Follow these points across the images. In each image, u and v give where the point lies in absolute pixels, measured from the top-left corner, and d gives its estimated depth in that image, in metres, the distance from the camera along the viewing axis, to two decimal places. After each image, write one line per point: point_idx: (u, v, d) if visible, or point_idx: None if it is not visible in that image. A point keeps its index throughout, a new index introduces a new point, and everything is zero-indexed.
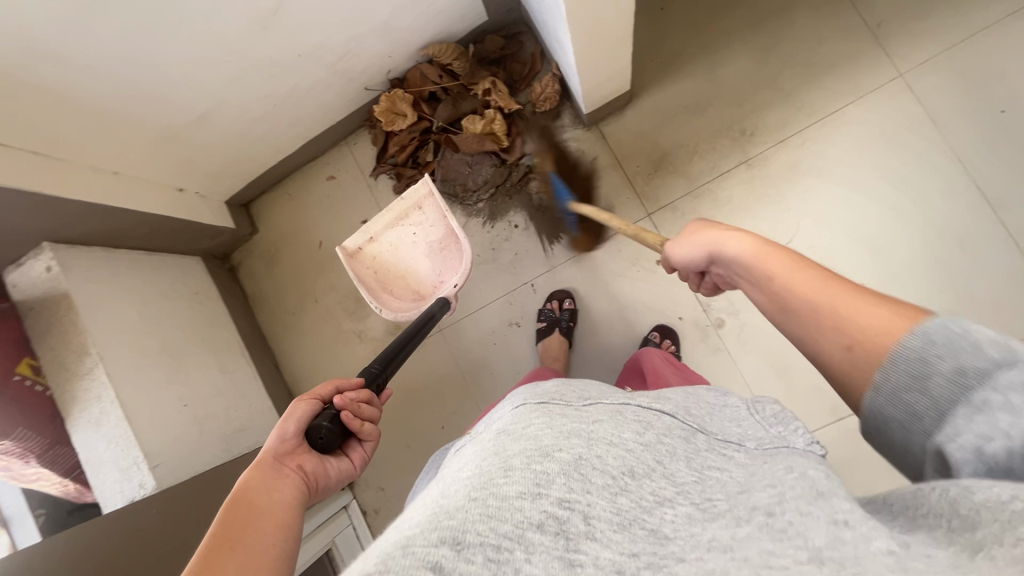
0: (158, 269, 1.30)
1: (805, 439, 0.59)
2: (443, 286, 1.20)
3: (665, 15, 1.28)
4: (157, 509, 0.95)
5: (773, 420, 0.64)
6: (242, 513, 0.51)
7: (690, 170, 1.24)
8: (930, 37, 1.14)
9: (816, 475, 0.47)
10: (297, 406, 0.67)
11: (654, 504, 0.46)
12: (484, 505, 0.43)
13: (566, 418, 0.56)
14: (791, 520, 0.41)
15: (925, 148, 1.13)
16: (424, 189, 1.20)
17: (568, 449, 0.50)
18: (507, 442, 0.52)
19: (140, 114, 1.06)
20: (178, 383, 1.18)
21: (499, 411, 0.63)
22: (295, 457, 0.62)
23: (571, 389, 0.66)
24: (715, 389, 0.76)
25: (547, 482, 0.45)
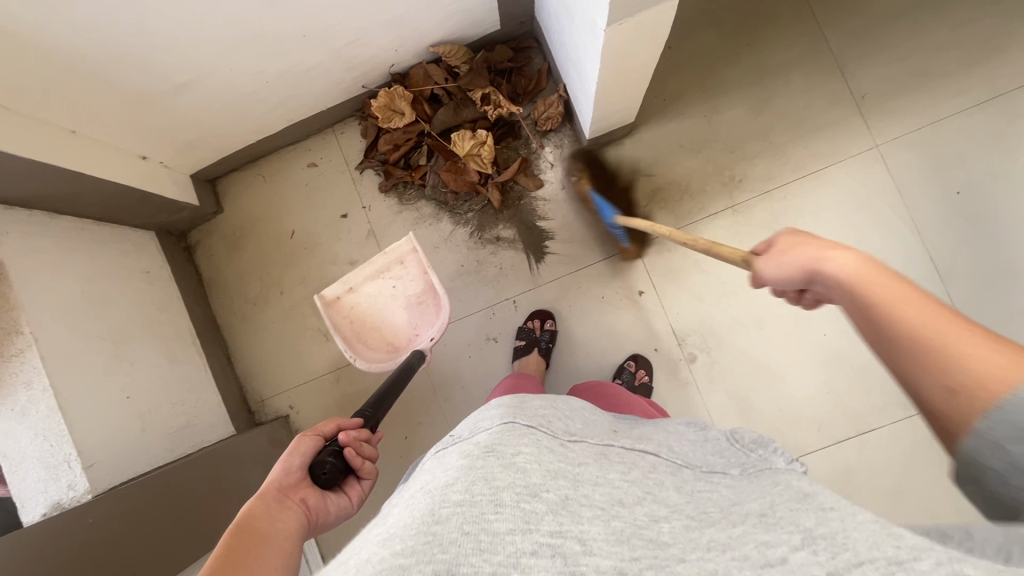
0: (106, 242, 1.17)
1: (786, 458, 0.62)
2: (419, 338, 1.22)
3: (672, 54, 1.31)
4: (95, 518, 0.85)
5: (752, 443, 0.67)
6: (247, 541, 0.53)
7: (679, 208, 1.28)
8: (906, 116, 1.24)
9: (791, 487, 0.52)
10: (302, 441, 0.68)
11: (647, 522, 0.44)
12: (476, 539, 0.39)
13: (554, 451, 0.52)
14: (782, 515, 0.44)
15: (891, 216, 1.23)
16: (407, 244, 1.20)
17: (555, 490, 0.46)
18: (494, 467, 0.47)
19: (114, 73, 0.95)
20: (122, 373, 1.06)
21: (481, 422, 0.58)
22: (299, 491, 0.63)
23: (558, 413, 0.62)
24: (693, 421, 0.78)
25: (535, 519, 0.42)
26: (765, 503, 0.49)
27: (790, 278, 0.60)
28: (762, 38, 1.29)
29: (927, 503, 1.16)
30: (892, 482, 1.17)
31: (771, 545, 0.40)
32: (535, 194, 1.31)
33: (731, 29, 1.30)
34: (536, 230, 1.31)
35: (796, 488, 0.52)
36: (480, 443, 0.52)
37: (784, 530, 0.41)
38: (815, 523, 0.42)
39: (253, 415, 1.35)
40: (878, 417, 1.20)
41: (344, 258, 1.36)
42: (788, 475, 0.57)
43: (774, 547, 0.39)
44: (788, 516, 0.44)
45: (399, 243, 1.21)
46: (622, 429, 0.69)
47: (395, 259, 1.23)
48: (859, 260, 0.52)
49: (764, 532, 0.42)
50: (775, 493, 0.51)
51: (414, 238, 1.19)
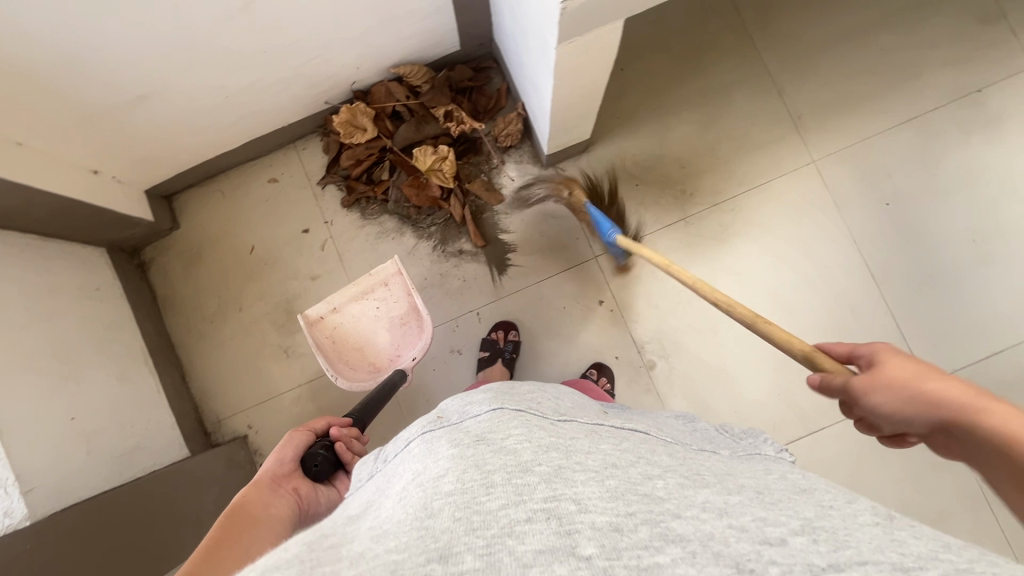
0: (52, 258, 1.13)
1: (775, 449, 0.70)
2: (401, 360, 1.23)
3: (625, 75, 1.38)
4: (34, 544, 0.79)
5: (743, 435, 0.75)
6: (243, 517, 0.61)
7: (635, 220, 1.33)
8: (838, 133, 1.34)
9: (795, 477, 0.58)
10: (294, 436, 0.77)
11: (641, 481, 0.48)
12: (468, 520, 0.41)
13: (545, 431, 0.55)
14: (780, 499, 0.49)
15: (829, 225, 1.31)
16: (392, 266, 1.21)
17: (547, 463, 0.49)
18: (485, 454, 0.50)
19: (65, 84, 0.94)
20: (67, 394, 1.02)
21: (468, 408, 0.61)
22: (292, 481, 0.71)
23: (545, 401, 0.65)
24: (679, 413, 0.82)
25: (528, 490, 0.44)
26: (760, 484, 0.53)
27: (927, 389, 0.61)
28: (707, 61, 1.37)
29: (874, 496, 1.22)
30: (842, 478, 1.23)
31: (771, 524, 0.42)
32: (496, 208, 1.35)
33: (679, 52, 1.38)
34: (499, 244, 1.34)
35: (795, 480, 0.57)
36: (471, 433, 0.55)
37: (783, 514, 0.44)
38: (815, 513, 0.45)
39: (210, 437, 1.31)
40: (826, 416, 1.25)
41: (306, 272, 1.35)
42: (779, 463, 0.65)
43: (773, 526, 0.42)
44: (785, 500, 0.48)
45: (385, 265, 1.21)
46: (612, 413, 0.73)
47: (379, 280, 1.23)
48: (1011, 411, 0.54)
49: (761, 508, 0.46)
50: (775, 483, 0.55)
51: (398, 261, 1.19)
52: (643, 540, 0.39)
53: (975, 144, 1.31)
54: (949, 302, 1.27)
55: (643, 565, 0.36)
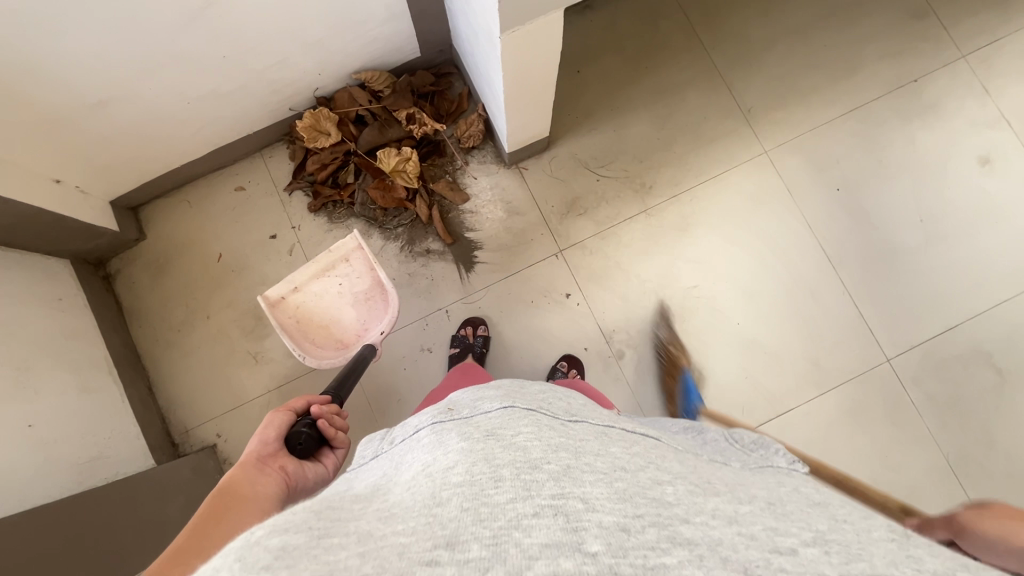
0: (13, 268, 1.12)
1: (787, 460, 0.65)
2: (368, 334, 1.23)
3: (582, 77, 1.43)
4: None
5: (754, 445, 0.69)
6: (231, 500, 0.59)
7: (598, 214, 1.36)
8: (787, 124, 1.40)
9: (808, 491, 0.52)
10: (275, 416, 0.74)
11: (649, 484, 0.44)
12: (475, 512, 0.39)
13: (554, 429, 0.52)
14: (792, 510, 0.44)
15: (784, 212, 1.36)
16: (351, 242, 1.21)
17: (556, 461, 0.45)
18: (494, 447, 0.47)
19: (27, 92, 0.96)
20: (26, 401, 1.00)
21: (479, 403, 0.58)
22: (277, 460, 0.69)
23: (555, 399, 0.62)
24: (685, 424, 0.79)
25: (537, 486, 0.42)
26: (772, 495, 0.49)
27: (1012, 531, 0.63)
28: (659, 62, 1.44)
29: (845, 474, 1.23)
30: (812, 459, 1.24)
31: (780, 533, 0.39)
32: (462, 207, 1.37)
33: (632, 54, 1.44)
34: (465, 242, 1.36)
35: (806, 492, 0.52)
36: (481, 427, 0.52)
37: (795, 525, 0.41)
38: (827, 526, 0.41)
39: (177, 447, 1.29)
40: (792, 397, 1.27)
41: (274, 278, 1.36)
42: (791, 477, 0.60)
43: (784, 536, 0.39)
44: (798, 513, 0.44)
45: (342, 241, 1.23)
46: (627, 419, 0.69)
47: (340, 257, 1.23)
48: None
49: (772, 518, 0.42)
50: (787, 494, 0.50)
51: (358, 236, 1.20)
52: (650, 541, 0.36)
53: (916, 131, 1.38)
54: (902, 282, 1.32)
55: (650, 565, 0.34)
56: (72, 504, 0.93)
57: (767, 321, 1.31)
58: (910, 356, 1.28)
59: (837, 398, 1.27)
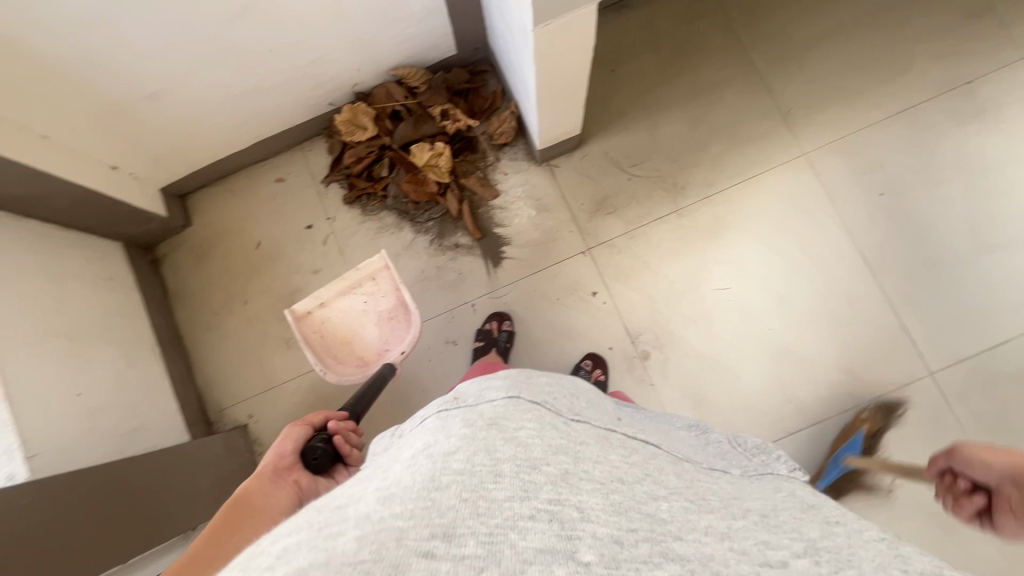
0: (71, 247, 1.20)
1: (788, 468, 0.67)
2: (388, 354, 1.25)
3: (616, 76, 1.43)
4: (29, 502, 0.80)
5: (757, 450, 0.71)
6: (241, 510, 0.63)
7: (627, 213, 1.35)
8: (828, 126, 1.36)
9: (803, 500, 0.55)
10: (294, 430, 0.77)
11: (644, 500, 0.44)
12: (474, 504, 0.38)
13: (556, 428, 0.51)
14: (784, 522, 0.46)
15: (823, 216, 1.31)
16: (380, 262, 1.24)
17: (556, 464, 0.45)
18: (496, 439, 0.46)
19: (89, 81, 1.03)
20: (76, 371, 1.07)
21: (484, 392, 0.56)
22: (292, 473, 0.72)
23: (559, 392, 0.61)
24: (691, 421, 0.80)
25: (534, 487, 0.41)
26: (766, 506, 0.50)
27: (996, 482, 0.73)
28: (695, 61, 1.42)
29: (881, 492, 1.17)
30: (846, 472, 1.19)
31: (771, 546, 0.41)
32: (492, 203, 1.39)
33: (668, 54, 1.43)
34: (493, 237, 1.37)
35: (801, 497, 0.56)
36: (483, 415, 0.50)
37: (787, 535, 0.43)
38: (819, 533, 0.44)
39: (211, 425, 1.34)
40: (825, 408, 1.23)
41: (309, 267, 1.40)
42: (790, 484, 0.61)
43: (775, 548, 0.40)
44: (791, 523, 0.46)
45: (371, 259, 1.24)
46: (625, 416, 0.68)
47: (367, 275, 1.25)
48: None
49: (765, 531, 0.44)
50: (782, 502, 0.53)
51: (387, 257, 1.23)
52: (642, 555, 0.37)
53: (967, 134, 1.32)
54: (948, 292, 1.25)
55: None
56: (119, 470, 0.98)
57: (801, 327, 1.27)
58: (955, 370, 1.22)
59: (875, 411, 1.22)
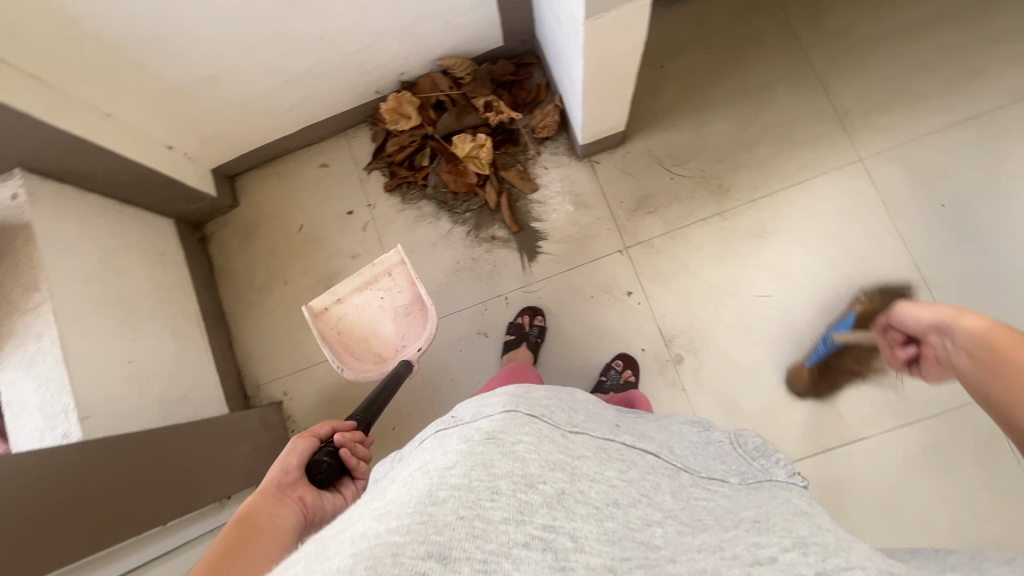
0: (127, 221, 1.26)
1: (786, 472, 0.65)
2: (405, 349, 1.25)
3: (664, 73, 1.39)
4: (82, 459, 0.85)
5: (755, 453, 0.69)
6: (244, 534, 0.56)
7: (668, 213, 1.33)
8: (887, 130, 1.29)
9: (800, 501, 0.57)
10: (298, 442, 0.71)
11: (640, 526, 0.46)
12: (471, 524, 0.41)
13: (554, 441, 0.52)
14: (776, 522, 0.50)
15: (876, 226, 1.25)
16: (396, 257, 1.25)
17: (553, 483, 0.47)
18: (494, 454, 0.47)
19: (151, 63, 1.07)
20: (127, 339, 1.12)
21: (482, 407, 0.56)
22: (297, 489, 0.66)
23: (559, 401, 0.61)
24: (692, 418, 0.79)
25: (530, 511, 0.43)
26: (759, 513, 0.52)
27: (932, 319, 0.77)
28: (748, 59, 1.37)
29: (922, 518, 1.12)
30: (884, 494, 1.14)
31: (761, 544, 0.45)
32: (530, 197, 1.38)
33: (719, 51, 1.39)
34: (530, 232, 1.37)
35: (796, 504, 0.56)
36: (480, 431, 0.51)
37: (777, 534, 0.47)
38: (809, 531, 0.48)
39: (248, 400, 1.39)
40: (867, 426, 1.18)
41: (347, 252, 1.43)
42: (789, 493, 0.59)
43: (766, 545, 0.45)
44: (782, 523, 0.50)
45: (387, 254, 1.25)
46: (624, 424, 0.67)
47: (383, 270, 1.26)
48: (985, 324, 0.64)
49: (757, 533, 0.47)
50: (778, 505, 0.55)
51: (402, 252, 1.24)
52: None
53: None
54: (1011, 313, 1.17)
55: None
56: (163, 437, 1.02)
57: None
58: None
59: (920, 432, 1.16)
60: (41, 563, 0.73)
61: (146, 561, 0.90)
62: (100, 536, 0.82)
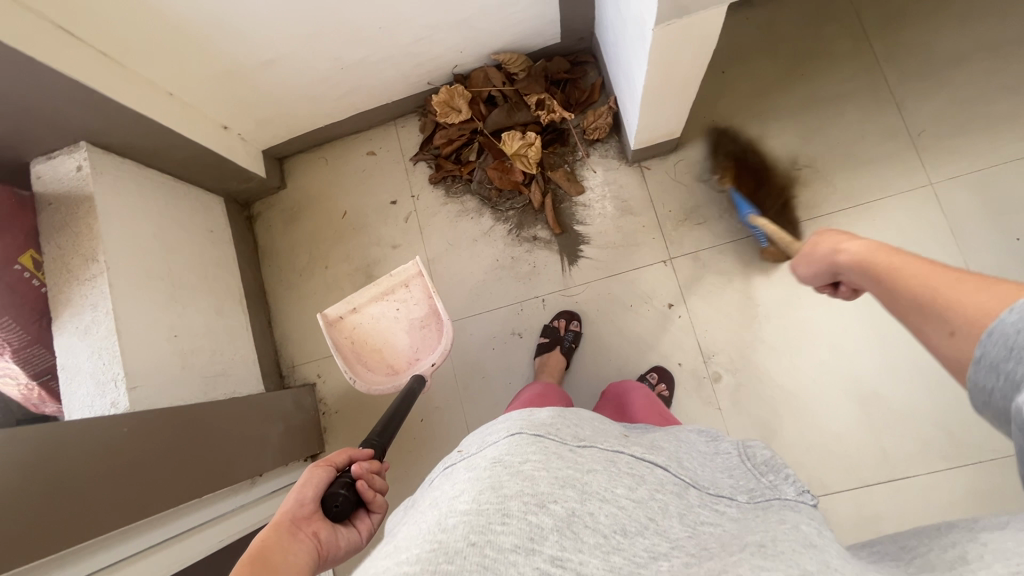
0: (181, 197, 1.29)
1: (795, 491, 0.57)
2: (418, 363, 1.24)
3: (725, 79, 1.34)
4: (129, 428, 0.89)
5: (763, 470, 0.61)
6: (258, 571, 0.55)
7: (717, 226, 1.28)
8: (963, 155, 1.21)
9: (808, 529, 0.48)
10: (314, 473, 0.70)
11: (646, 560, 0.43)
12: (481, 553, 0.40)
13: (562, 459, 0.50)
14: (784, 550, 0.43)
15: (944, 256, 1.18)
16: (414, 269, 1.24)
17: (563, 502, 0.45)
18: (502, 475, 0.47)
19: (216, 45, 1.09)
20: (175, 313, 1.16)
21: (488, 436, 0.55)
22: (312, 524, 0.65)
23: (566, 416, 0.58)
24: (699, 429, 0.72)
25: (540, 538, 0.42)
26: (769, 536, 0.46)
27: (810, 270, 0.68)
28: (817, 69, 1.31)
29: None
30: None
31: (765, 569, 0.39)
32: (575, 199, 1.35)
33: (787, 59, 1.32)
34: (572, 235, 1.34)
35: (808, 532, 0.47)
36: (488, 457, 0.51)
37: (782, 562, 0.40)
38: (815, 567, 0.40)
39: (283, 379, 1.42)
40: (912, 464, 1.12)
41: (388, 241, 1.44)
42: (797, 514, 0.52)
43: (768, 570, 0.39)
44: (789, 553, 0.42)
45: (405, 266, 1.25)
46: (633, 435, 0.64)
47: (400, 282, 1.26)
48: (869, 248, 0.57)
49: (762, 558, 0.41)
50: (786, 530, 0.47)
51: (420, 263, 1.23)
52: None
53: None
54: None
55: None
56: (205, 413, 1.05)
57: (895, 373, 1.17)
58: None
59: (970, 478, 1.09)
60: (82, 532, 0.76)
61: (171, 535, 0.92)
62: (138, 507, 0.84)
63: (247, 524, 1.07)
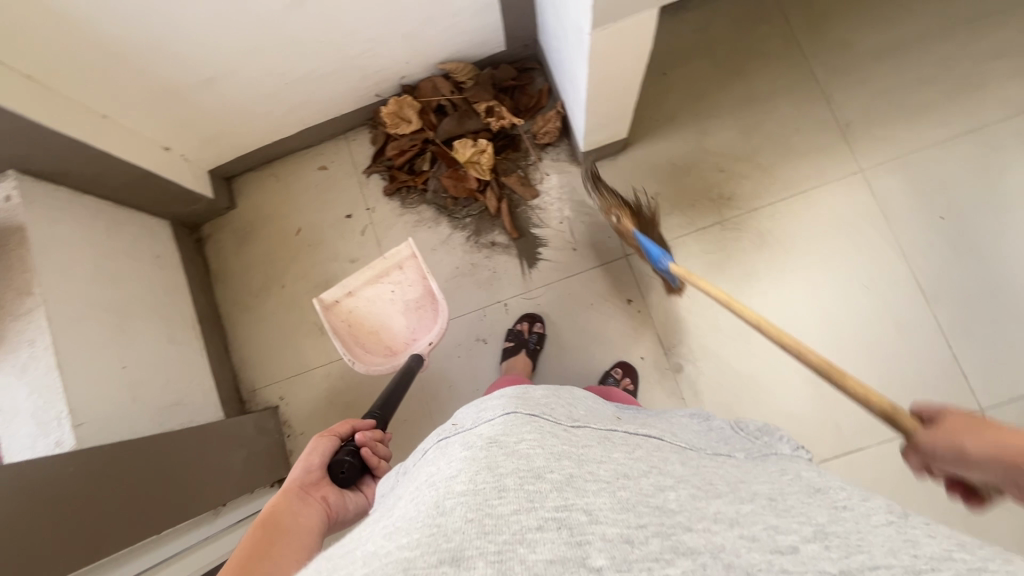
0: (123, 223, 1.24)
1: (789, 446, 0.64)
2: (415, 344, 1.24)
3: (666, 80, 1.39)
4: (76, 466, 0.84)
5: (758, 432, 0.68)
6: (271, 533, 0.56)
7: (669, 221, 1.32)
8: (888, 142, 1.29)
9: (808, 474, 0.55)
10: (320, 441, 0.70)
11: (653, 491, 0.45)
12: (481, 523, 0.38)
13: (557, 437, 0.50)
14: (792, 504, 0.46)
15: (877, 238, 1.25)
16: (407, 251, 1.21)
17: (559, 471, 0.45)
18: (497, 455, 0.46)
19: (150, 65, 1.05)
20: (122, 344, 1.11)
21: (483, 412, 0.55)
22: (319, 489, 0.66)
23: (559, 400, 0.60)
24: (693, 411, 0.75)
25: (540, 497, 0.41)
26: (773, 489, 0.50)
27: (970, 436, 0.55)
28: (751, 68, 1.37)
29: None
30: None
31: (781, 531, 0.40)
32: (531, 202, 1.37)
33: (722, 60, 1.39)
34: (529, 238, 1.36)
35: (806, 475, 0.54)
36: (482, 436, 0.50)
37: (795, 520, 0.42)
38: (827, 519, 0.43)
39: (244, 404, 1.38)
40: (866, 436, 1.18)
41: (346, 255, 1.42)
42: (795, 463, 0.59)
43: (784, 533, 0.40)
44: (798, 507, 0.46)
45: (399, 249, 1.22)
46: (623, 415, 0.66)
47: (394, 264, 1.24)
48: None
49: (773, 516, 0.43)
50: (788, 481, 0.53)
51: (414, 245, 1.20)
52: (654, 552, 0.36)
53: None
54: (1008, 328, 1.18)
55: None
56: (160, 449, 1.01)
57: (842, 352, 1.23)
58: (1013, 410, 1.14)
59: None
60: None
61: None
62: (88, 549, 0.79)
63: (208, 558, 1.01)
